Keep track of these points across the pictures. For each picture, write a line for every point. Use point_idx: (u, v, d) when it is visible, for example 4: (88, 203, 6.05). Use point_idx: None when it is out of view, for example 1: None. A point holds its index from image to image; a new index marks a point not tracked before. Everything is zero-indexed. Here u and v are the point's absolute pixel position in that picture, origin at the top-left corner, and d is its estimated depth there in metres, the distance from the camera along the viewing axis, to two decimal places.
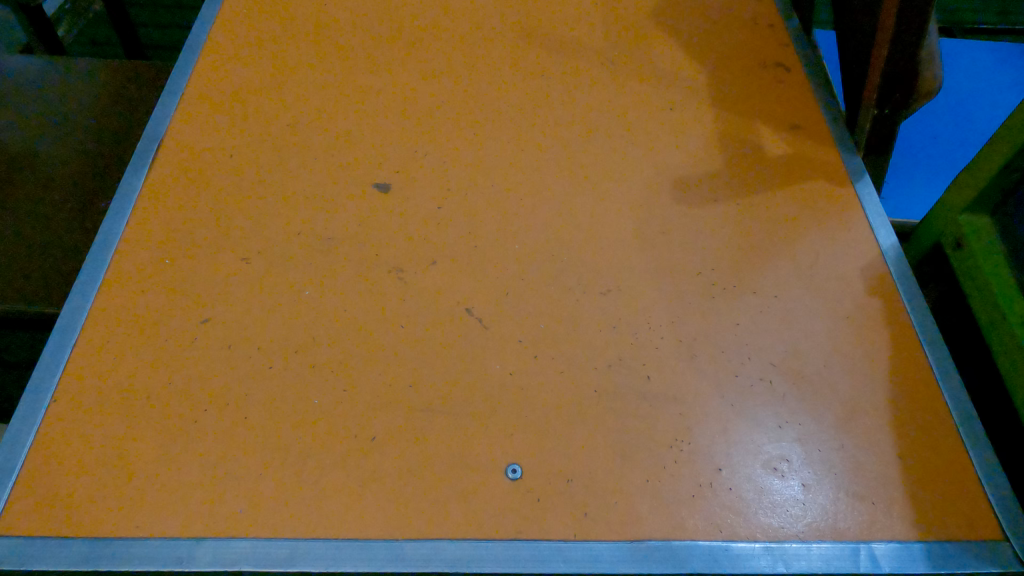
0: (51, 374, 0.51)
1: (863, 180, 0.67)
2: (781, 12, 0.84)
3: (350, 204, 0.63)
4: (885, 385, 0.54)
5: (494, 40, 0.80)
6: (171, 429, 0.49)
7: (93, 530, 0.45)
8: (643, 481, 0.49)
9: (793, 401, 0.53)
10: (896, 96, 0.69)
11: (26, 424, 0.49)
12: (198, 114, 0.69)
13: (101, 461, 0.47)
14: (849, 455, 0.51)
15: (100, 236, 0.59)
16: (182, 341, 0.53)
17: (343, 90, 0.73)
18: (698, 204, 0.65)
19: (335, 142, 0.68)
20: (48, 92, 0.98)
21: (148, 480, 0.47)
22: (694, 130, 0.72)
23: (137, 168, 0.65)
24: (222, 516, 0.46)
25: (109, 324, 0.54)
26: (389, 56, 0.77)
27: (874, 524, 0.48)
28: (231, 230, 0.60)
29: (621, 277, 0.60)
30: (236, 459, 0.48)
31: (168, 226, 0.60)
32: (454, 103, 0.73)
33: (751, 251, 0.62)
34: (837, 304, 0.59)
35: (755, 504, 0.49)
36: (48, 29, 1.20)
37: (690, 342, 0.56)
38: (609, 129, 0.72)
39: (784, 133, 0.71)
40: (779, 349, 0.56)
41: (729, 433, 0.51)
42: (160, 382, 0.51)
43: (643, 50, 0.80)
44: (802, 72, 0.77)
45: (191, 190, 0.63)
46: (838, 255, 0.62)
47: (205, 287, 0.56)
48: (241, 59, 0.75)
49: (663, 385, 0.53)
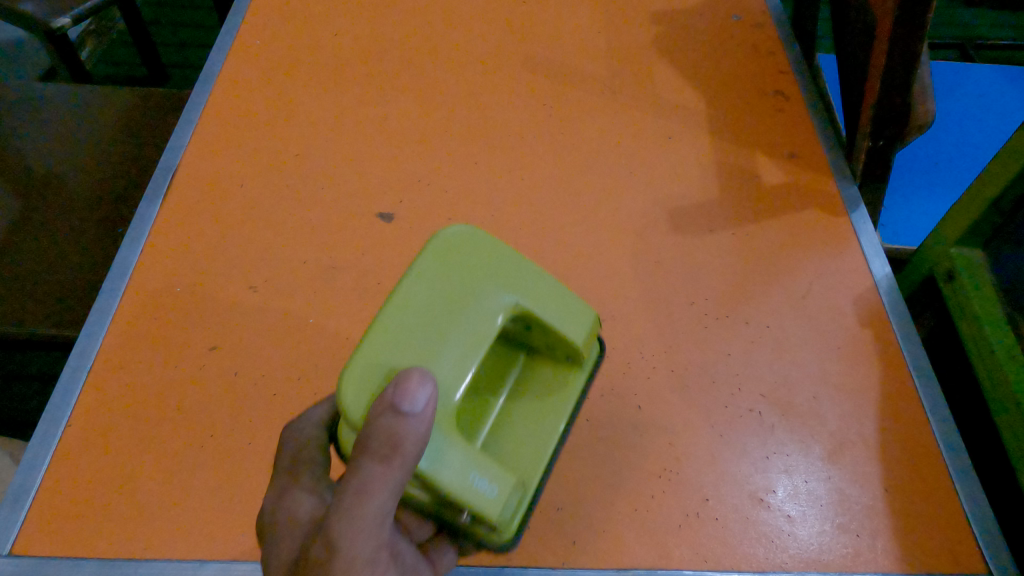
0: (66, 399, 0.57)
1: (859, 211, 0.70)
2: (783, 39, 0.87)
3: (360, 238, 0.68)
4: (872, 416, 0.57)
5: (499, 67, 0.84)
6: (198, 459, 0.54)
7: (129, 552, 0.50)
8: (632, 512, 0.52)
9: (781, 431, 0.56)
10: (891, 130, 0.69)
11: (42, 448, 0.55)
12: (221, 150, 0.74)
13: (136, 488, 0.53)
14: (836, 487, 0.53)
15: (131, 273, 0.65)
16: (208, 375, 0.59)
17: (352, 122, 0.78)
18: (692, 234, 0.68)
19: (343, 172, 0.73)
20: (67, 109, 1.02)
21: (174, 505, 0.52)
22: (691, 159, 0.75)
23: (150, 198, 0.70)
24: (242, 538, 0.51)
25: (141, 357, 0.60)
26: (397, 86, 0.82)
27: (859, 556, 0.50)
28: (251, 266, 0.66)
29: (616, 308, 0.63)
30: (255, 488, 0.53)
31: (192, 260, 0.66)
32: (456, 132, 0.77)
33: (744, 281, 0.65)
34: (826, 334, 0.61)
35: (741, 535, 0.51)
36: (71, 55, 1.24)
37: (681, 372, 0.59)
38: (608, 157, 0.75)
39: (781, 164, 0.74)
40: (771, 380, 0.59)
41: (718, 463, 0.54)
42: (185, 412, 0.57)
43: (645, 80, 0.83)
44: (801, 101, 0.80)
45: (214, 226, 0.68)
46: (830, 285, 0.64)
47: (227, 322, 0.62)
48: (260, 92, 0.81)
49: (654, 416, 0.57)
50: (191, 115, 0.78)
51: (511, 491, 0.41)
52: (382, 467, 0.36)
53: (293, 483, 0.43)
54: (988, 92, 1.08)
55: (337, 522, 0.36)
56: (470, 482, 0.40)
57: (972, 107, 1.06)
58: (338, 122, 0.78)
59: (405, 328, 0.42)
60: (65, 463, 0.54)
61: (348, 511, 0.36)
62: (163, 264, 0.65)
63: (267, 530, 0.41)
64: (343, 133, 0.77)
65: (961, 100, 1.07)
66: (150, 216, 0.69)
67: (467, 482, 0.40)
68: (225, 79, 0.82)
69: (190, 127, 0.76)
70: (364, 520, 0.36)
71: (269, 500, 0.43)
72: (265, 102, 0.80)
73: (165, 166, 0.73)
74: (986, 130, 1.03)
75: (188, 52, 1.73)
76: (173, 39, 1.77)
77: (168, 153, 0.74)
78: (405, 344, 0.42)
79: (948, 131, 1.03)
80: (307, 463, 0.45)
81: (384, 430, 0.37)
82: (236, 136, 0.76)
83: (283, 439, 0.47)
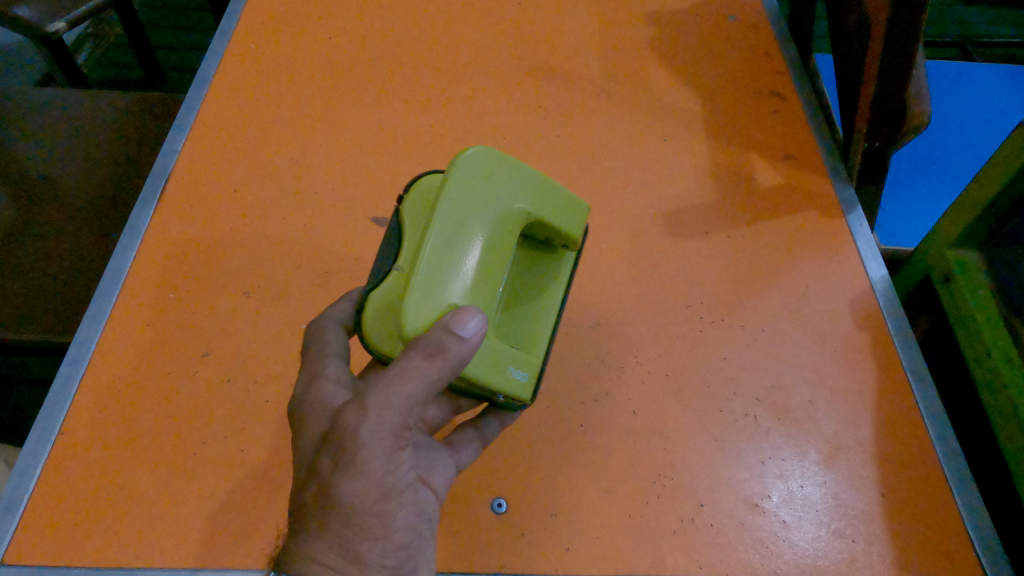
0: (59, 407, 0.57)
1: (856, 212, 0.69)
2: (779, 40, 0.86)
3: (354, 243, 0.68)
4: (869, 420, 0.56)
5: (494, 70, 0.84)
6: (191, 467, 0.54)
7: (122, 559, 0.50)
8: (626, 517, 0.52)
9: (777, 436, 0.56)
10: (886, 129, 0.69)
11: (34, 456, 0.54)
12: (215, 155, 0.74)
13: (129, 495, 0.53)
14: (832, 492, 0.53)
15: (124, 279, 0.65)
16: (202, 381, 0.58)
17: (347, 125, 0.78)
18: (688, 236, 0.68)
19: (337, 176, 0.73)
20: (63, 113, 1.02)
21: (167, 514, 0.52)
22: (687, 162, 0.74)
23: (144, 204, 0.70)
24: (235, 547, 0.51)
25: (134, 364, 0.59)
26: (391, 89, 0.82)
27: (854, 562, 0.50)
28: (245, 272, 0.65)
29: (611, 312, 0.63)
30: (250, 495, 0.53)
31: (186, 266, 0.66)
32: (451, 134, 0.77)
33: (740, 284, 0.65)
34: (822, 338, 0.61)
35: (736, 540, 0.51)
36: (67, 60, 1.23)
37: (676, 376, 0.59)
38: (603, 159, 0.75)
39: (778, 166, 0.74)
40: (766, 384, 0.58)
41: (713, 468, 0.54)
42: (179, 419, 0.56)
43: (640, 81, 0.83)
44: (797, 102, 0.79)
45: (208, 231, 0.68)
46: (827, 287, 0.64)
47: (221, 328, 0.62)
48: (255, 96, 0.81)
49: (648, 421, 0.56)
50: (184, 121, 0.77)
51: (535, 373, 0.48)
52: (420, 364, 0.39)
53: (321, 373, 0.47)
54: (986, 91, 1.08)
55: (372, 395, 0.40)
56: (508, 373, 0.46)
57: (971, 106, 1.06)
58: (332, 126, 0.78)
59: (451, 258, 0.43)
60: (58, 471, 0.54)
61: (378, 388, 0.39)
62: (156, 271, 0.65)
63: (296, 412, 0.46)
64: (338, 136, 0.77)
65: (958, 99, 1.07)
66: (143, 222, 0.69)
67: (505, 372, 0.45)
68: (219, 83, 0.82)
69: (184, 132, 0.76)
70: (388, 400, 0.39)
71: (300, 387, 0.47)
72: (259, 106, 0.80)
73: (159, 171, 0.73)
74: (984, 128, 1.02)
75: (185, 55, 1.74)
76: (170, 42, 1.77)
77: (162, 158, 0.74)
78: (452, 274, 0.43)
79: (946, 129, 1.02)
80: (332, 357, 0.49)
81: (428, 341, 0.39)
82: (230, 141, 0.76)
83: (308, 338, 0.51)
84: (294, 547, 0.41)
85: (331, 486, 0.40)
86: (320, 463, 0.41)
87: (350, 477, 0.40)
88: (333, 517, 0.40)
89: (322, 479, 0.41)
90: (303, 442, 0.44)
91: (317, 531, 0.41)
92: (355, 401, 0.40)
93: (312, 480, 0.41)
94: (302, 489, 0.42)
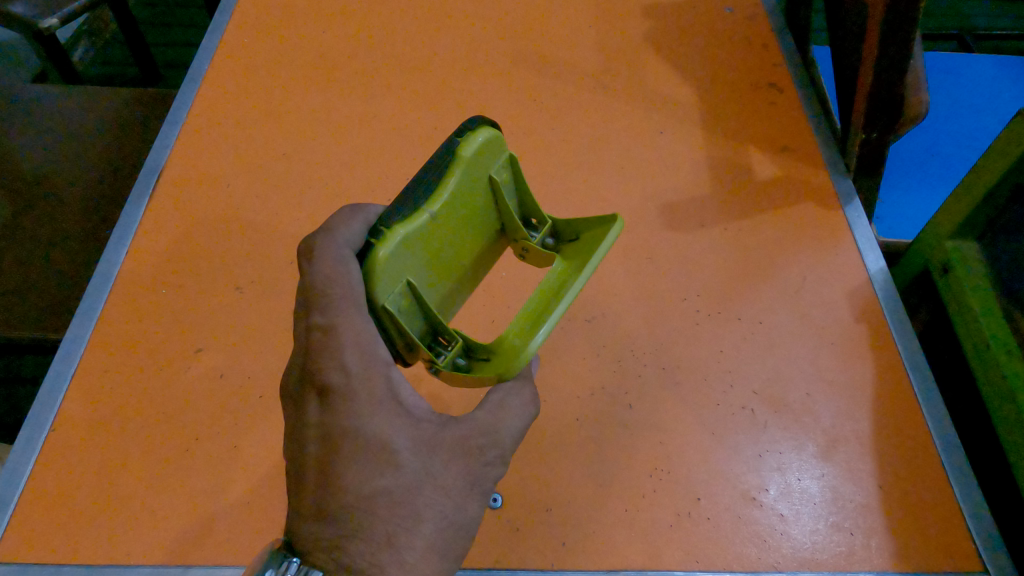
0: (50, 403, 0.56)
1: (854, 204, 0.69)
2: (776, 31, 0.86)
3: None
4: (867, 413, 0.56)
5: (489, 62, 0.83)
6: (183, 462, 0.54)
7: (112, 556, 0.50)
8: (622, 511, 0.51)
9: (774, 428, 0.55)
10: (884, 120, 0.68)
11: (25, 453, 0.54)
12: (209, 149, 0.74)
13: (121, 491, 0.52)
14: (830, 484, 0.53)
15: (116, 275, 0.64)
16: (194, 377, 0.58)
17: (340, 119, 0.77)
18: (684, 229, 0.68)
19: (331, 170, 0.72)
20: (55, 107, 1.01)
21: (159, 510, 0.52)
22: (683, 154, 0.74)
23: (137, 199, 0.70)
24: (227, 543, 0.50)
25: (127, 360, 0.59)
26: (385, 82, 0.81)
27: (853, 555, 0.50)
28: (238, 266, 0.65)
29: (606, 305, 0.63)
30: (242, 492, 0.52)
31: (178, 261, 0.65)
32: (445, 128, 0.76)
33: (737, 277, 0.64)
34: (820, 330, 0.60)
35: (733, 534, 0.51)
36: (60, 54, 1.22)
37: (673, 369, 0.58)
38: (598, 152, 0.74)
39: (775, 158, 0.73)
40: (763, 377, 0.58)
41: (710, 462, 0.54)
42: (171, 416, 0.56)
43: (635, 73, 0.82)
44: (795, 94, 0.79)
45: (200, 226, 0.68)
46: (824, 279, 0.64)
47: (214, 323, 0.61)
48: (248, 91, 0.80)
49: (644, 414, 0.56)
50: (177, 116, 0.77)
51: None
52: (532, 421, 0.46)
53: (382, 355, 0.41)
54: (985, 82, 1.07)
55: (509, 438, 0.44)
56: None
57: (970, 98, 1.05)
58: (325, 120, 0.77)
59: None
60: (48, 468, 0.53)
61: (513, 426, 0.44)
62: (148, 266, 0.65)
63: (368, 396, 0.40)
64: (331, 130, 0.76)
65: (958, 90, 1.06)
66: (135, 217, 0.68)
67: None
68: (212, 78, 0.81)
69: (176, 127, 0.76)
70: (516, 442, 0.45)
71: (359, 363, 0.41)
72: (252, 100, 0.79)
73: (151, 167, 0.72)
74: (983, 120, 1.01)
75: (180, 51, 1.73)
76: (165, 38, 1.76)
77: (154, 153, 0.73)
78: None
79: (945, 121, 1.02)
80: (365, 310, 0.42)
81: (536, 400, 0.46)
82: (223, 136, 0.75)
83: (330, 272, 0.41)
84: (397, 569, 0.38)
85: (459, 509, 0.41)
86: (447, 483, 0.41)
87: (473, 504, 0.42)
88: (447, 540, 0.40)
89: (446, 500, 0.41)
90: (395, 447, 0.40)
91: (427, 556, 0.39)
92: (493, 432, 0.43)
93: (434, 496, 0.40)
94: (414, 503, 0.40)
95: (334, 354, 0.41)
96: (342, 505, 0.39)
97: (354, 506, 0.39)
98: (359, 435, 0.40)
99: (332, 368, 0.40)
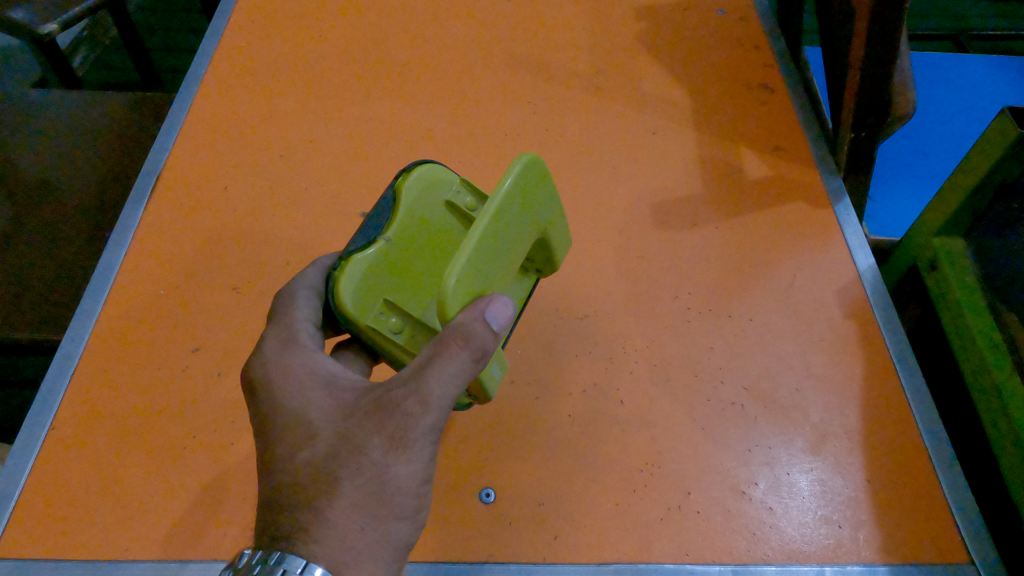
0: (49, 403, 0.57)
1: (844, 203, 0.70)
2: (767, 33, 0.87)
3: (343, 236, 0.68)
4: (855, 408, 0.57)
5: (482, 63, 0.84)
6: (180, 460, 0.55)
7: (111, 553, 0.50)
8: (614, 505, 0.52)
9: (763, 423, 0.56)
10: (871, 120, 0.69)
11: (25, 451, 0.55)
12: (205, 152, 0.75)
13: (119, 489, 0.53)
14: (819, 479, 0.53)
15: (115, 275, 0.65)
16: (191, 377, 0.59)
17: (335, 120, 0.78)
18: (676, 227, 0.68)
19: (325, 171, 0.73)
20: (54, 111, 1.02)
21: (156, 507, 0.52)
22: (674, 154, 0.75)
23: (134, 202, 0.70)
24: (225, 538, 0.51)
25: (126, 360, 0.60)
26: (380, 84, 0.82)
27: (841, 547, 0.50)
28: (235, 267, 0.66)
29: (598, 302, 0.63)
30: (239, 488, 0.53)
31: (175, 262, 0.66)
32: (438, 128, 0.77)
33: (728, 275, 0.65)
34: (810, 327, 0.61)
35: (723, 527, 0.51)
36: (60, 61, 1.24)
37: (664, 366, 0.59)
38: (591, 152, 0.75)
39: (766, 158, 0.74)
40: (753, 373, 0.59)
41: (700, 457, 0.54)
42: (168, 414, 0.57)
43: (629, 74, 0.83)
44: (785, 95, 0.80)
45: (197, 228, 0.69)
46: (814, 277, 0.64)
47: (211, 323, 0.62)
48: (244, 94, 0.81)
49: (635, 410, 0.57)
50: (174, 118, 0.78)
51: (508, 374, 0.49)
52: (473, 363, 0.41)
53: (305, 346, 0.46)
54: (977, 83, 1.08)
55: (430, 382, 0.40)
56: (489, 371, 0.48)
57: (960, 98, 1.06)
58: (321, 121, 0.78)
59: (484, 261, 0.41)
60: (49, 466, 0.54)
61: (434, 372, 0.40)
62: (145, 267, 0.66)
63: (286, 381, 0.44)
64: (327, 132, 0.77)
65: (949, 90, 1.07)
66: (133, 219, 0.69)
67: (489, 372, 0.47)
68: (209, 81, 0.82)
69: (173, 130, 0.77)
70: (443, 391, 0.40)
71: (277, 355, 0.46)
72: (248, 103, 0.80)
73: (149, 170, 0.73)
74: (973, 120, 1.02)
75: (179, 56, 1.74)
76: (165, 43, 1.77)
77: (152, 156, 0.74)
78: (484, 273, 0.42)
79: (935, 120, 1.02)
80: (302, 321, 0.48)
81: (478, 337, 0.40)
82: (219, 138, 0.76)
83: (276, 303, 0.50)
84: (312, 528, 0.39)
85: (380, 467, 0.40)
86: (358, 442, 0.41)
87: (399, 460, 0.41)
88: (369, 499, 0.40)
89: (359, 459, 0.40)
90: (309, 416, 0.43)
91: (345, 515, 0.39)
92: (411, 383, 0.41)
93: (350, 457, 0.40)
94: (331, 467, 0.40)
95: (259, 358, 0.46)
96: (272, 478, 0.42)
97: (279, 475, 0.41)
98: (280, 415, 0.43)
99: (259, 370, 0.46)
